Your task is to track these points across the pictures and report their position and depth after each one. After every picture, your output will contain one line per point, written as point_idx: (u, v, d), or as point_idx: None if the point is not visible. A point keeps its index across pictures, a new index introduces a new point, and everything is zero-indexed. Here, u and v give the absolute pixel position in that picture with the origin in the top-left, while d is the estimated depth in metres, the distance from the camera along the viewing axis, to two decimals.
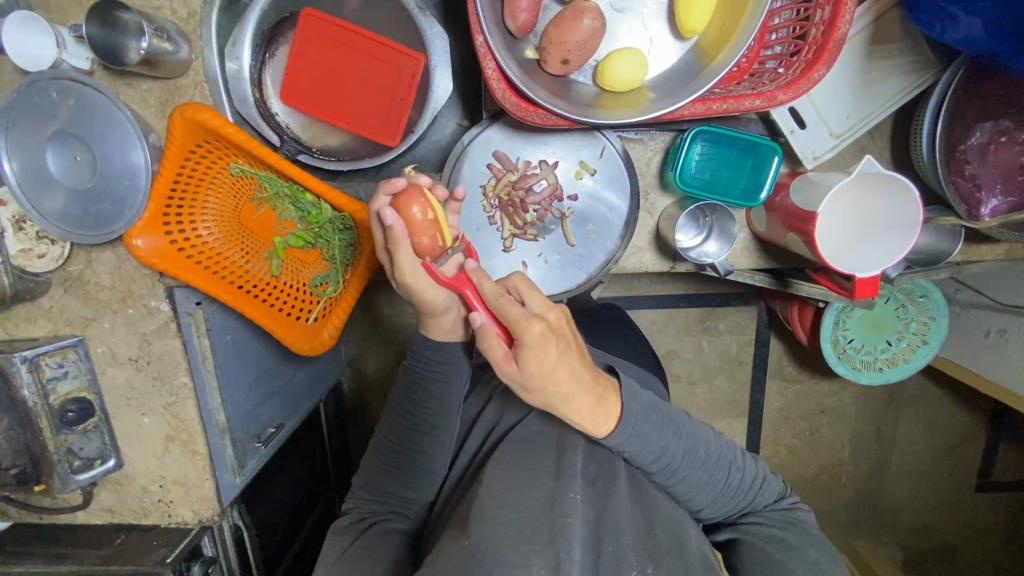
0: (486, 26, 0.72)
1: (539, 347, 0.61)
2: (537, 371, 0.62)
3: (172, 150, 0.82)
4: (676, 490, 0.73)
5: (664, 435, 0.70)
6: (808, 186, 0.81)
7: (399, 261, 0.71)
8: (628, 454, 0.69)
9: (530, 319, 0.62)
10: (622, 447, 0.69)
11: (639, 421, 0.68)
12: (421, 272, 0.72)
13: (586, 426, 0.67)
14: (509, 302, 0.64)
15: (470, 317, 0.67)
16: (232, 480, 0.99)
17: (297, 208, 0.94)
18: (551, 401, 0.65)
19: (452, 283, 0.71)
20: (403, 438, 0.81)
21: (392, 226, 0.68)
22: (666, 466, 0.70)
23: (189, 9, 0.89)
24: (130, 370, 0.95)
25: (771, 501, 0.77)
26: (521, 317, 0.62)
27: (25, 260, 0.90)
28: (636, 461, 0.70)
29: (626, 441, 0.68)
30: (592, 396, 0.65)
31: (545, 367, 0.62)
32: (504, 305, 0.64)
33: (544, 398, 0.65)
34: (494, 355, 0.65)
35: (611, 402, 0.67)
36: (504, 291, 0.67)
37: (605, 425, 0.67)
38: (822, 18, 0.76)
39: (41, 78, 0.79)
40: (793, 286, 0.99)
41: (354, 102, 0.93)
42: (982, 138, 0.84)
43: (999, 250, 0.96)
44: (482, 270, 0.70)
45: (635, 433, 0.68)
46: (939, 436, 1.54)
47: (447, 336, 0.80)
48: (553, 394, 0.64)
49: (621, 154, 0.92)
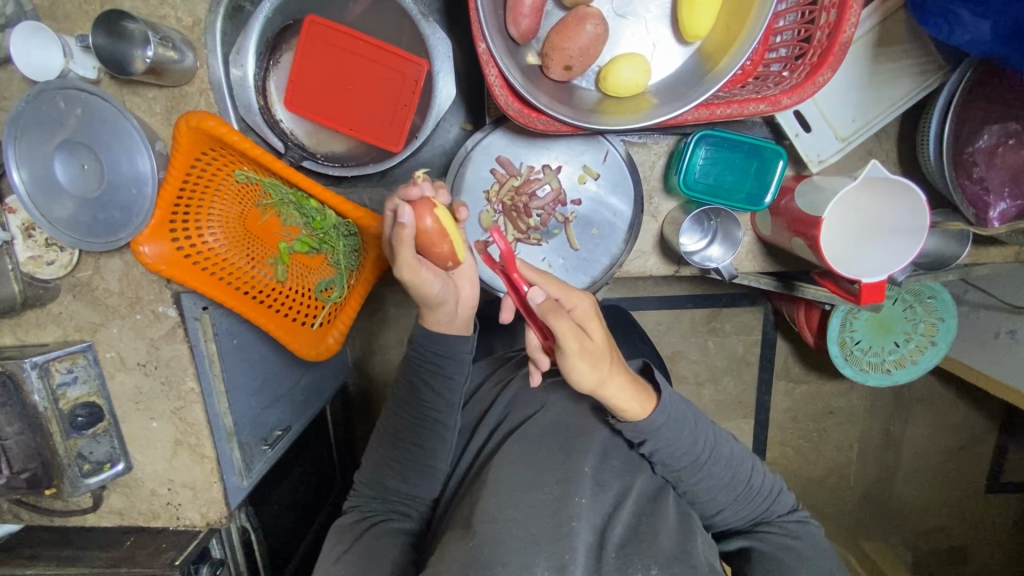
0: (488, 32, 0.72)
1: (591, 317, 0.66)
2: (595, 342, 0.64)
3: (179, 158, 0.83)
4: (698, 490, 0.72)
5: (694, 424, 0.71)
6: (813, 189, 0.81)
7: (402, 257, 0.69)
8: (660, 444, 0.69)
9: (584, 291, 0.65)
10: (659, 433, 0.69)
11: (677, 405, 0.70)
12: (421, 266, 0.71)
13: (628, 410, 0.68)
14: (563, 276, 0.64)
15: (528, 295, 0.64)
16: (239, 482, 0.99)
17: (303, 214, 0.95)
18: (602, 382, 0.64)
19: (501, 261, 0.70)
20: (404, 433, 0.81)
21: (404, 226, 0.66)
22: (695, 460, 0.70)
23: (194, 18, 0.90)
24: (138, 374, 0.96)
25: (787, 511, 0.76)
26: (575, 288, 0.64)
27: (35, 267, 0.92)
28: (667, 455, 0.70)
29: (666, 424, 0.69)
30: (626, 373, 0.68)
31: (597, 334, 0.64)
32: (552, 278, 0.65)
33: (598, 379, 0.64)
34: (559, 327, 0.62)
35: (644, 385, 0.70)
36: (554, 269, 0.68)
37: (648, 403, 0.69)
38: (828, 21, 0.76)
39: (48, 87, 0.80)
40: (798, 288, 0.97)
41: (359, 108, 0.94)
42: (989, 141, 0.84)
43: (1008, 252, 0.95)
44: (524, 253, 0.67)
45: (672, 418, 0.69)
46: (948, 436, 1.52)
47: (446, 326, 0.79)
48: (606, 371, 0.64)
49: (625, 159, 0.92)
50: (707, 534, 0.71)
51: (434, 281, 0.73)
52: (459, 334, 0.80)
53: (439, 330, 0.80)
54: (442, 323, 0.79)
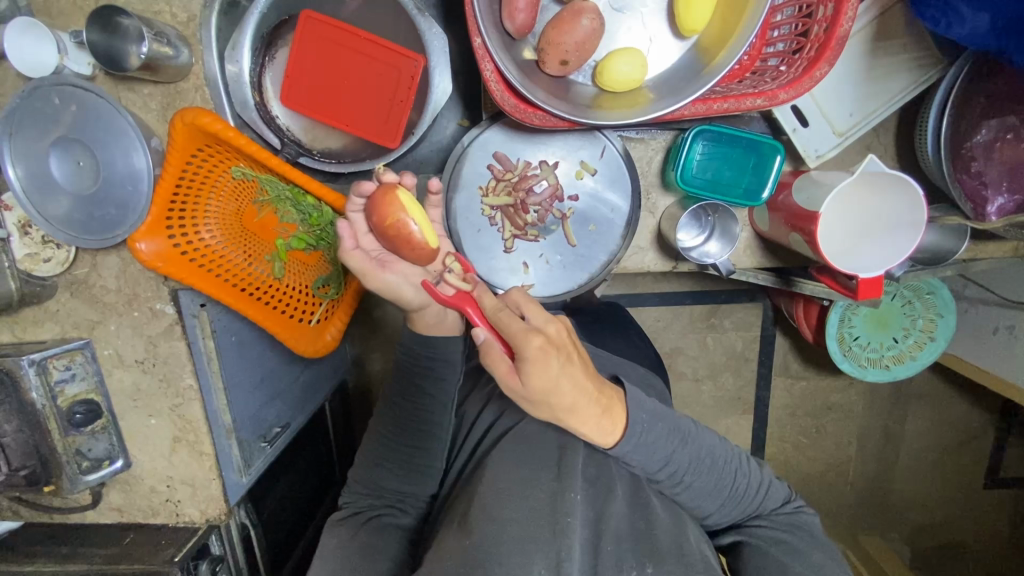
0: (484, 27, 0.72)
1: (540, 361, 0.59)
2: (541, 384, 0.60)
3: (175, 155, 0.83)
4: (683, 497, 0.72)
5: (670, 442, 0.69)
6: (811, 184, 0.81)
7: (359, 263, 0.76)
8: (632, 461, 0.68)
9: (527, 333, 0.60)
10: (628, 456, 0.68)
11: (647, 428, 0.68)
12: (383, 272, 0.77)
13: (593, 437, 0.66)
14: (507, 316, 0.63)
15: (471, 333, 0.65)
16: (237, 480, 1.00)
17: (298, 211, 0.93)
18: (556, 415, 0.63)
19: (452, 303, 0.71)
20: (398, 434, 0.82)
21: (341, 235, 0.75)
22: (673, 473, 0.69)
23: (189, 13, 0.89)
24: (136, 372, 0.96)
25: (778, 505, 0.76)
26: (519, 331, 0.61)
27: (31, 264, 0.92)
28: (644, 471, 0.69)
29: (633, 450, 0.67)
30: (598, 405, 0.64)
31: (548, 382, 0.60)
32: (501, 316, 0.64)
33: (552, 411, 0.63)
34: (495, 369, 0.62)
35: (617, 412, 0.66)
36: (504, 305, 0.67)
37: (613, 434, 0.66)
38: (825, 15, 0.75)
39: (43, 84, 0.80)
40: (796, 284, 0.99)
41: (356, 104, 0.93)
42: (987, 136, 0.83)
43: (1008, 247, 0.94)
44: (485, 289, 0.71)
45: (641, 443, 0.67)
46: (947, 432, 1.52)
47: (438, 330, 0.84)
48: (558, 406, 0.62)
49: (623, 154, 0.91)
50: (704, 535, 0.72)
51: (406, 285, 0.78)
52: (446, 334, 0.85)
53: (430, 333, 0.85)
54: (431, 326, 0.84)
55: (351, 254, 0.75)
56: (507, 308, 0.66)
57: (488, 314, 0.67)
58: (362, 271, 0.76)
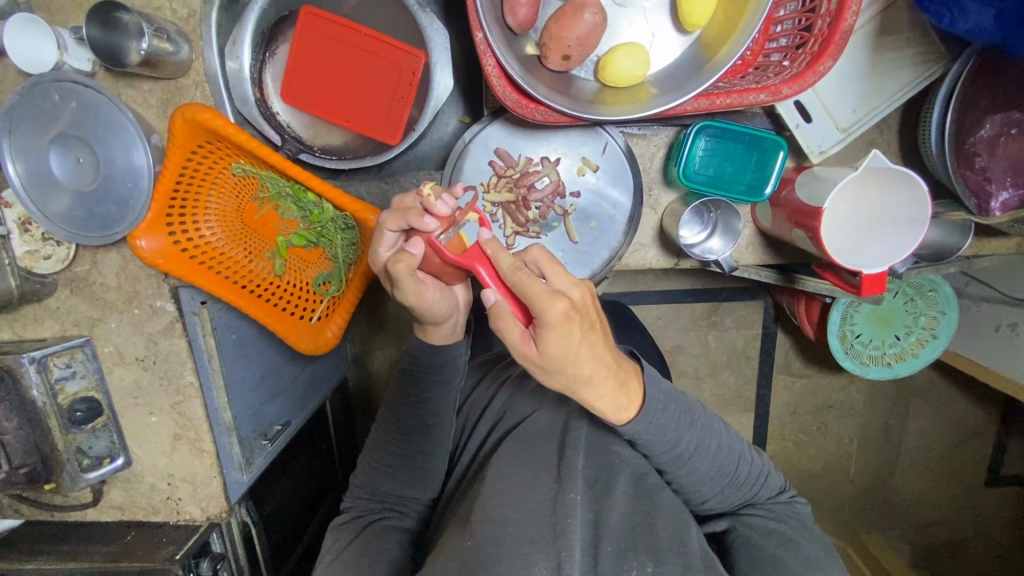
0: (485, 22, 0.71)
1: (561, 327, 0.55)
2: (560, 352, 0.57)
3: (175, 152, 0.83)
4: (683, 480, 0.72)
5: (682, 425, 0.68)
6: (814, 180, 0.80)
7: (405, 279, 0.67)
8: (642, 441, 0.68)
9: (552, 296, 0.55)
10: (639, 436, 0.67)
11: (661, 409, 0.67)
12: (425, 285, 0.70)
13: (605, 412, 0.64)
14: (528, 277, 0.56)
15: (481, 295, 0.60)
16: (239, 477, 0.99)
17: (300, 208, 0.94)
18: (571, 386, 0.60)
19: (462, 262, 0.64)
20: (400, 439, 0.80)
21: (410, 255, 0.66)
22: (678, 455, 0.69)
23: (189, 9, 0.89)
24: (137, 369, 0.96)
25: (776, 493, 0.76)
26: (541, 293, 0.55)
27: (31, 262, 0.92)
28: (648, 449, 0.69)
29: (644, 429, 0.66)
30: (614, 380, 0.62)
31: (567, 349, 0.57)
32: (519, 278, 0.56)
33: (566, 382, 0.60)
34: (508, 335, 0.58)
35: (633, 386, 0.64)
36: (522, 265, 0.59)
37: (627, 411, 0.65)
38: (828, 10, 0.75)
39: (42, 80, 0.79)
40: (799, 281, 0.98)
41: (357, 100, 0.93)
42: (991, 131, 0.83)
43: (1011, 244, 0.94)
44: (497, 243, 0.61)
45: (653, 423, 0.66)
46: (950, 430, 1.52)
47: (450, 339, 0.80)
48: (574, 377, 0.59)
49: (624, 150, 0.91)
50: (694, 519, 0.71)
51: (441, 299, 0.73)
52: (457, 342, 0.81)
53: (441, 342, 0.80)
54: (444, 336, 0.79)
55: (403, 271, 0.67)
56: (525, 269, 0.58)
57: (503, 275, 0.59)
58: (406, 287, 0.68)
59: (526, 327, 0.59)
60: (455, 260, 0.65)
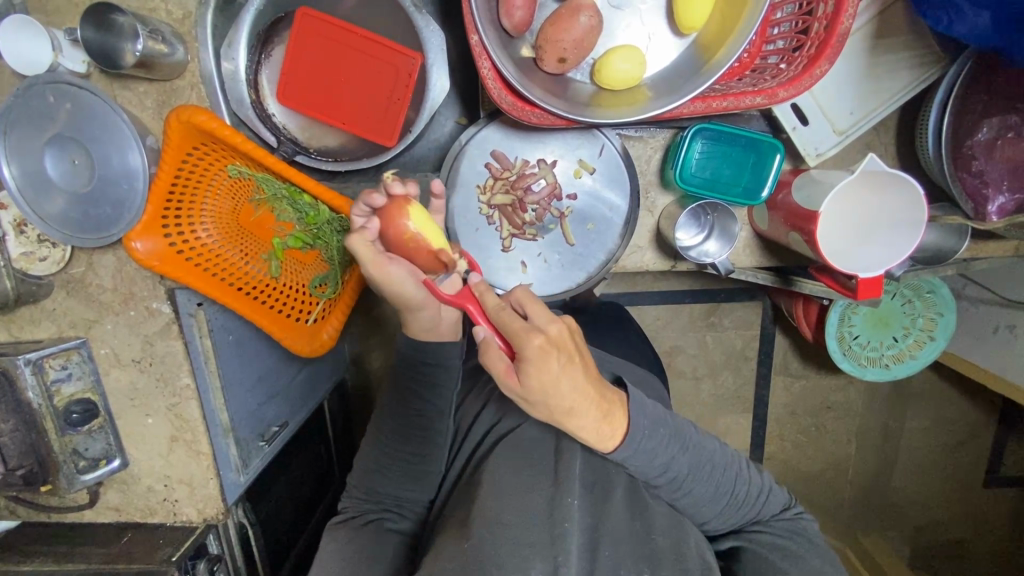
0: (481, 25, 0.71)
1: (539, 360, 0.59)
2: (538, 385, 0.60)
3: (170, 153, 0.82)
4: (681, 504, 0.71)
5: (671, 448, 0.68)
6: (811, 183, 0.80)
7: (364, 253, 0.70)
8: (633, 466, 0.67)
9: (528, 332, 0.59)
10: (629, 462, 0.66)
11: (649, 434, 0.66)
12: (389, 263, 0.70)
13: (591, 442, 0.64)
14: (509, 315, 0.61)
15: (472, 331, 0.64)
16: (236, 478, 1.00)
17: (296, 210, 0.91)
18: (555, 416, 0.62)
19: (451, 300, 0.67)
20: (395, 440, 0.81)
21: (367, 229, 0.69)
22: (672, 478, 0.68)
23: (183, 10, 0.88)
24: (133, 371, 0.96)
25: (780, 509, 0.76)
26: (520, 329, 0.59)
27: (27, 263, 0.91)
28: (642, 475, 0.68)
29: (632, 455, 0.66)
30: (598, 411, 0.63)
31: (547, 382, 0.59)
32: (503, 316, 0.61)
33: (550, 413, 0.62)
34: (494, 366, 0.62)
35: (618, 416, 0.64)
36: (506, 304, 0.63)
37: (612, 440, 0.64)
38: (825, 12, 0.74)
39: (37, 82, 0.79)
40: (796, 282, 0.99)
41: (353, 102, 0.93)
42: (989, 134, 0.82)
43: (1009, 247, 0.94)
44: (485, 285, 0.66)
45: (641, 448, 0.66)
46: (947, 431, 1.52)
47: (431, 334, 0.81)
48: (556, 408, 0.61)
49: (621, 152, 0.91)
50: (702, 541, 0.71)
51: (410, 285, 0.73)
52: (444, 339, 0.82)
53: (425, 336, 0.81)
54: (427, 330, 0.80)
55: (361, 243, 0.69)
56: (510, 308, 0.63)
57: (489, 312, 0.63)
58: (367, 261, 0.70)
59: (509, 360, 0.62)
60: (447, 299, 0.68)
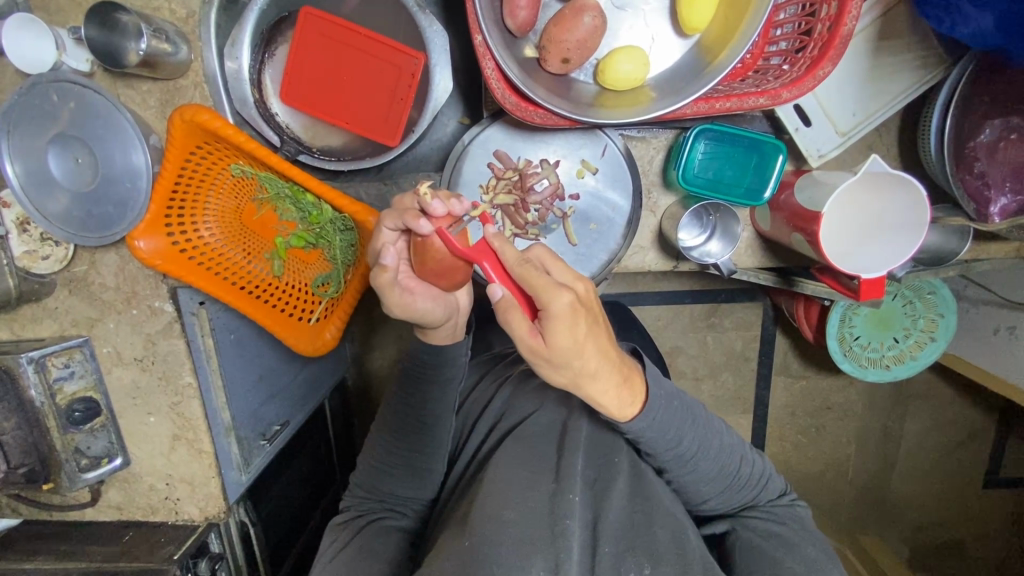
0: (485, 25, 0.71)
1: (567, 319, 0.56)
2: (566, 346, 0.57)
3: (173, 152, 0.82)
4: (682, 480, 0.72)
5: (684, 424, 0.68)
6: (812, 184, 0.81)
7: (389, 293, 0.70)
8: (645, 439, 0.67)
9: (558, 289, 0.56)
10: (642, 433, 0.66)
11: (665, 405, 0.67)
12: (413, 299, 0.72)
13: (611, 408, 0.64)
14: (535, 272, 0.58)
15: (487, 290, 0.60)
16: (238, 477, 0.99)
17: (298, 209, 0.93)
18: (576, 380, 0.61)
19: (469, 255, 0.64)
20: (399, 437, 0.80)
21: (386, 266, 0.69)
22: (680, 455, 0.69)
23: (188, 10, 0.89)
24: (135, 370, 0.96)
25: (776, 496, 0.76)
26: (549, 285, 0.56)
27: (30, 262, 0.91)
28: (651, 448, 0.68)
29: (648, 425, 0.66)
30: (618, 375, 0.62)
31: (573, 343, 0.57)
32: (526, 271, 0.58)
33: (570, 378, 0.61)
34: (517, 330, 0.59)
35: (637, 382, 0.65)
36: (526, 260, 0.59)
37: (632, 407, 0.65)
38: (828, 14, 0.74)
39: (40, 81, 0.79)
40: (797, 283, 0.99)
41: (356, 101, 0.93)
42: (992, 135, 0.83)
43: (1011, 248, 0.94)
44: (503, 235, 0.61)
45: (657, 419, 0.66)
46: (947, 431, 1.52)
47: (449, 340, 0.80)
48: (579, 371, 0.60)
49: (623, 153, 0.91)
50: (691, 517, 0.72)
51: (435, 308, 0.74)
52: (455, 342, 0.81)
53: (445, 342, 0.81)
54: (447, 337, 0.80)
55: (385, 283, 0.69)
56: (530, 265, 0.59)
57: (509, 269, 0.60)
58: (392, 299, 0.71)
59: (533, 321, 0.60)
60: (464, 252, 0.65)
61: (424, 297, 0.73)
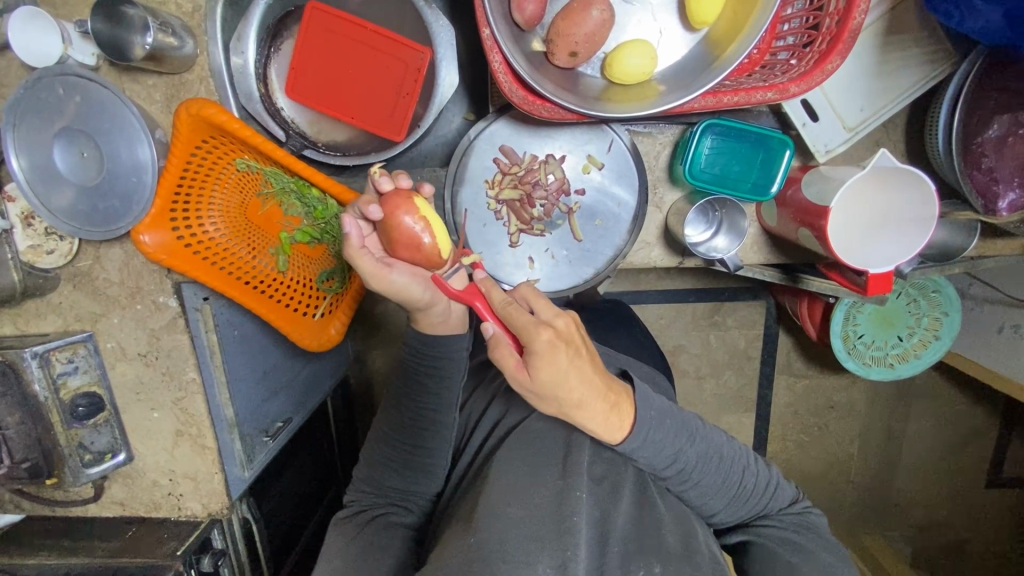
0: (493, 18, 0.71)
1: (547, 356, 0.59)
2: (548, 378, 0.60)
3: (179, 146, 0.82)
4: (688, 495, 0.72)
5: (679, 440, 0.68)
6: (821, 179, 0.80)
7: (364, 266, 0.70)
8: (641, 460, 0.67)
9: (536, 327, 0.60)
10: (636, 453, 0.66)
11: (657, 426, 0.67)
12: (389, 272, 0.71)
13: (600, 433, 0.64)
14: (517, 309, 0.63)
15: (481, 326, 0.65)
16: (241, 473, 0.98)
17: (304, 204, 0.93)
18: (565, 411, 0.63)
19: (462, 296, 0.71)
20: (401, 432, 0.81)
21: (351, 236, 0.69)
22: (681, 470, 0.69)
23: (194, 4, 0.89)
24: (139, 365, 0.95)
25: (787, 504, 0.76)
26: (529, 324, 0.61)
27: (34, 256, 0.91)
28: (649, 467, 0.68)
29: (641, 446, 0.66)
30: (605, 402, 0.63)
31: (556, 376, 0.60)
32: (510, 311, 0.63)
33: (559, 408, 0.63)
34: (503, 363, 0.63)
35: (625, 408, 0.65)
36: (512, 300, 0.65)
37: (620, 432, 0.65)
38: (837, 8, 0.74)
39: (45, 75, 0.79)
40: (803, 281, 0.99)
41: (362, 96, 0.93)
42: (1000, 131, 0.82)
43: (1018, 245, 0.94)
44: (490, 279, 0.70)
45: (649, 440, 0.66)
46: (950, 431, 1.52)
47: (440, 327, 0.80)
48: (565, 402, 0.61)
49: (630, 149, 0.91)
50: (706, 532, 0.72)
51: (413, 283, 0.73)
52: (450, 331, 0.81)
53: (435, 331, 0.80)
54: (437, 324, 0.80)
55: (355, 254, 0.69)
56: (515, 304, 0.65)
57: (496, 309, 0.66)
58: (368, 272, 0.71)
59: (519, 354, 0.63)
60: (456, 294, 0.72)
61: (402, 273, 0.73)
